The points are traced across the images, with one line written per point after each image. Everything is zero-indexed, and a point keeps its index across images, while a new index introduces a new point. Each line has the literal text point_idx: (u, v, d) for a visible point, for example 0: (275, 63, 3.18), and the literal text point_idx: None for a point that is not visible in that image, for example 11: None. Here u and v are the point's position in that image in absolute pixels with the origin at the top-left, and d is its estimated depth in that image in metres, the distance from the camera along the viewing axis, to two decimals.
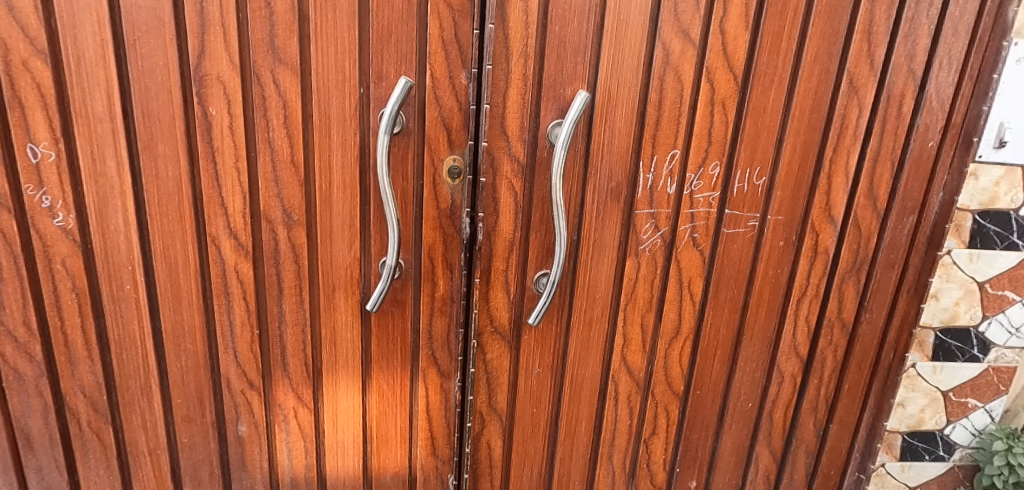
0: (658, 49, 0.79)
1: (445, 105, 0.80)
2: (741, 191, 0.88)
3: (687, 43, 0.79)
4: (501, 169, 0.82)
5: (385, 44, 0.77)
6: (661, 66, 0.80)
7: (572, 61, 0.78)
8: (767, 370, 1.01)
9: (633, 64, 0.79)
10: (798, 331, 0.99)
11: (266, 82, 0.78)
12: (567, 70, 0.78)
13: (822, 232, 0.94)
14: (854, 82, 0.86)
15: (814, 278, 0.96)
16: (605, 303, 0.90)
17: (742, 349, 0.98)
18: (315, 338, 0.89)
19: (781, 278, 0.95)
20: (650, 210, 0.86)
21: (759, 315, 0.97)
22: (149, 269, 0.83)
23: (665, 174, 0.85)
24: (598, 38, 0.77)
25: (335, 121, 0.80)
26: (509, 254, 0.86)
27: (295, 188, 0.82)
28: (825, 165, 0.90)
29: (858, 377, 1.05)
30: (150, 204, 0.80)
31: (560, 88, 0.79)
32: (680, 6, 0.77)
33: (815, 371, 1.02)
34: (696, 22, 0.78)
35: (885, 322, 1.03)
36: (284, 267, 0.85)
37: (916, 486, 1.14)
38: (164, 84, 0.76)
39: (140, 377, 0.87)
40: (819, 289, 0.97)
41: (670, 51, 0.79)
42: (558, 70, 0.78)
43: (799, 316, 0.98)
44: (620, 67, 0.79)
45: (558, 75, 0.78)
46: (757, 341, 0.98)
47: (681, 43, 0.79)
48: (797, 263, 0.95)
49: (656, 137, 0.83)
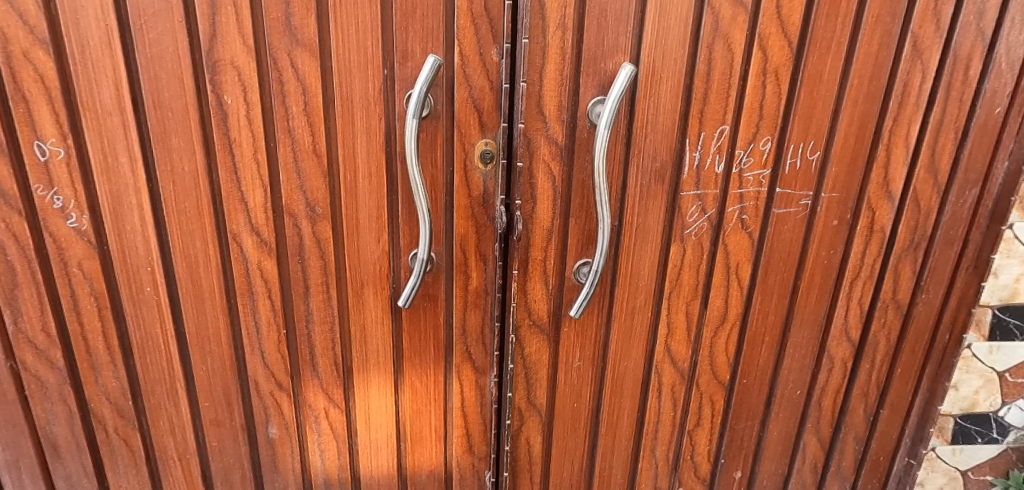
0: (707, 14, 0.72)
1: (475, 85, 0.74)
2: (794, 168, 0.82)
3: (738, 8, 0.72)
4: (538, 152, 0.76)
5: (409, 20, 0.71)
6: (709, 33, 0.73)
7: (614, 31, 0.71)
8: (817, 356, 0.95)
9: (680, 33, 0.72)
10: (850, 315, 0.93)
11: (284, 66, 0.72)
12: (608, 42, 0.72)
13: (878, 209, 0.87)
14: (919, 45, 0.79)
15: (870, 258, 0.90)
16: (648, 292, 0.84)
17: (791, 335, 0.92)
18: (344, 336, 0.85)
19: (834, 259, 0.89)
20: (696, 191, 0.80)
21: (809, 299, 0.90)
22: (169, 269, 0.79)
23: (712, 151, 0.78)
24: (641, 5, 0.71)
25: (358, 105, 0.74)
26: (547, 243, 0.81)
27: (319, 179, 0.77)
28: (884, 138, 0.83)
29: (912, 360, 0.99)
30: (166, 201, 0.76)
31: (601, 62, 0.73)
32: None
33: (867, 355, 0.97)
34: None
35: (942, 302, 0.97)
36: (309, 262, 0.81)
37: (967, 469, 1.10)
38: (175, 72, 0.71)
39: (165, 381, 0.84)
40: (874, 269, 0.91)
41: (719, 17, 0.72)
42: (598, 43, 0.72)
43: (853, 299, 0.92)
44: (665, 36, 0.72)
45: (598, 48, 0.72)
46: (806, 327, 0.92)
47: (731, 7, 0.72)
48: (851, 242, 0.88)
49: (703, 112, 0.76)
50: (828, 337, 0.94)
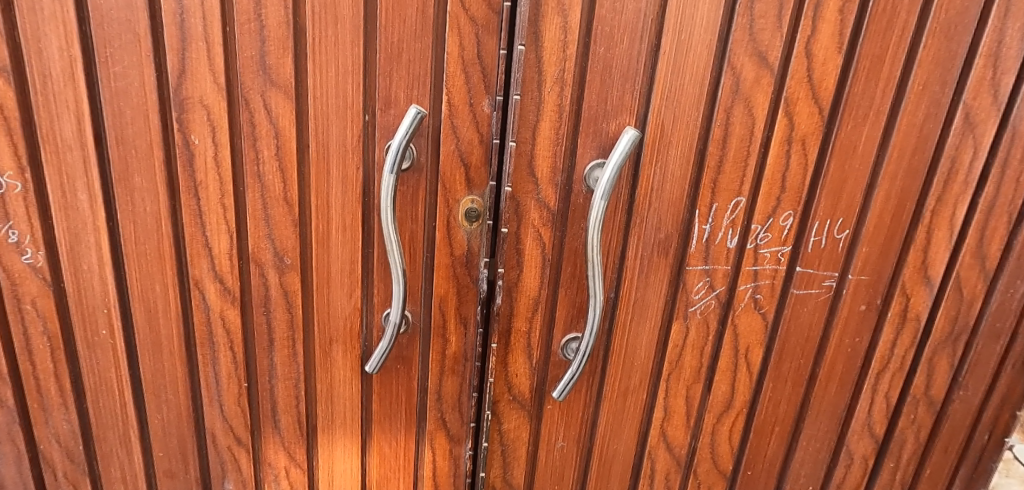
0: (726, 74, 0.63)
1: (463, 137, 0.68)
2: (818, 246, 0.72)
3: (763, 69, 0.63)
4: (527, 216, 0.68)
5: (394, 64, 0.65)
6: (728, 95, 0.64)
7: (619, 89, 0.63)
8: (833, 451, 0.85)
9: (694, 94, 0.64)
10: (874, 409, 0.82)
11: (256, 108, 0.66)
12: (613, 100, 0.64)
13: (913, 295, 0.76)
14: (972, 117, 0.67)
15: (900, 349, 0.79)
16: (644, 372, 0.76)
17: (805, 427, 0.82)
18: (309, 393, 0.79)
19: (860, 348, 0.78)
20: (704, 266, 0.71)
21: (829, 389, 0.80)
22: (127, 312, 0.74)
23: (725, 224, 0.70)
24: (652, 61, 0.63)
25: (334, 153, 0.68)
26: (534, 313, 0.73)
27: (289, 228, 0.71)
28: (925, 219, 0.72)
29: (944, 462, 0.88)
30: (126, 242, 0.71)
31: (603, 122, 0.65)
32: (758, 24, 0.61)
33: (892, 454, 0.86)
34: (777, 43, 0.62)
35: (982, 401, 0.84)
36: (275, 315, 0.74)
37: None
38: (141, 108, 0.66)
39: (118, 427, 0.79)
40: (905, 361, 0.79)
41: (741, 78, 0.63)
42: (601, 101, 0.64)
43: (878, 392, 0.81)
44: (678, 98, 0.64)
45: (601, 106, 0.64)
46: (823, 419, 0.82)
47: (755, 69, 0.63)
48: (880, 332, 0.78)
49: (717, 182, 0.67)
50: (847, 431, 0.84)
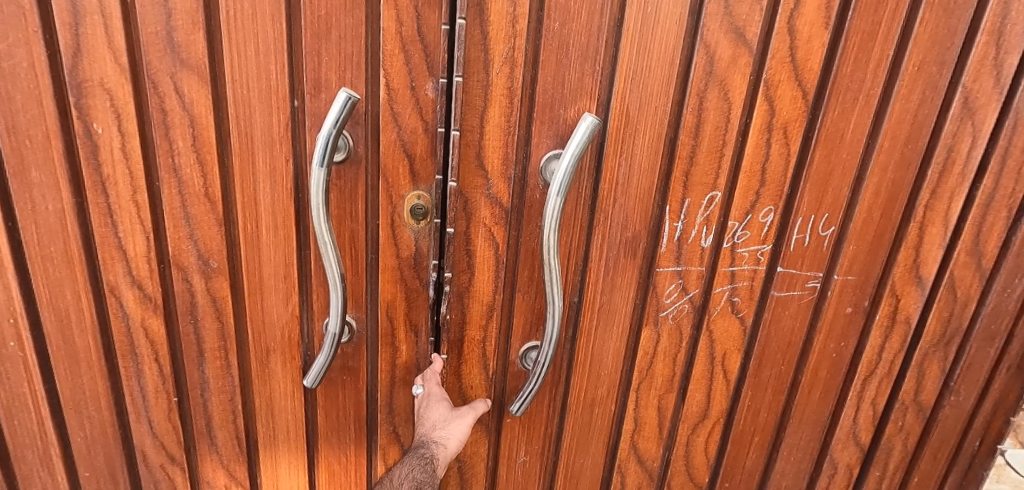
0: (699, 53, 0.56)
1: (405, 125, 0.60)
2: (801, 245, 0.65)
3: (740, 47, 0.56)
4: (477, 214, 0.62)
5: (323, 43, 0.57)
6: (701, 77, 0.57)
7: (578, 70, 0.56)
8: (816, 460, 0.80)
9: (662, 76, 0.56)
10: (860, 416, 0.76)
11: (166, 92, 0.58)
12: (570, 83, 0.56)
13: (904, 297, 0.69)
14: (971, 102, 0.60)
15: (889, 353, 0.73)
16: (612, 382, 0.70)
17: (786, 437, 0.76)
18: (248, 407, 0.72)
19: (845, 354, 0.72)
20: (676, 268, 0.64)
21: (812, 397, 0.74)
22: (36, 322, 0.66)
23: (699, 222, 0.63)
24: (614, 39, 0.55)
25: (259, 144, 0.60)
26: (487, 321, 0.68)
27: (213, 229, 0.63)
28: (916, 214, 0.65)
29: (932, 469, 0.82)
30: (28, 245, 0.63)
31: (559, 108, 0.58)
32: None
33: (877, 463, 0.80)
34: (757, 18, 0.55)
35: (974, 406, 0.79)
36: (203, 323, 0.67)
37: None
38: (32, 92, 0.57)
39: (37, 446, 0.72)
40: (893, 367, 0.74)
41: (715, 57, 0.56)
42: (556, 84, 0.56)
43: (864, 399, 0.75)
44: (644, 80, 0.56)
45: (557, 90, 0.57)
46: (806, 428, 0.76)
47: (731, 47, 0.56)
48: (866, 336, 0.72)
49: (689, 175, 0.60)
50: (829, 440, 0.78)
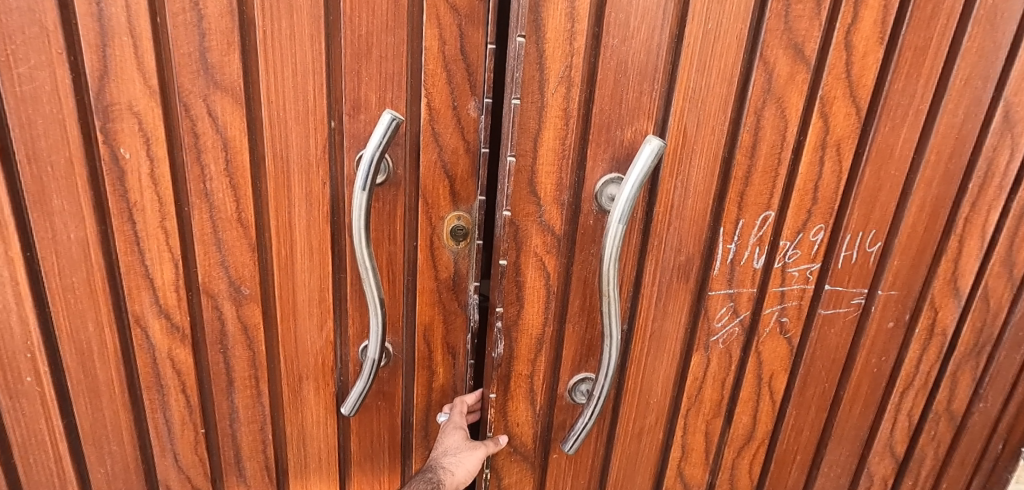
0: (758, 68, 0.55)
1: (446, 145, 0.59)
2: (848, 262, 0.65)
3: (798, 63, 0.55)
4: (529, 243, 0.59)
5: (363, 62, 0.55)
6: (759, 95, 0.56)
7: (635, 89, 0.55)
8: (854, 474, 0.80)
9: (720, 94, 0.56)
10: (896, 428, 0.77)
11: (198, 114, 0.56)
12: (627, 102, 0.55)
13: (941, 309, 0.70)
14: (1011, 116, 0.61)
15: (926, 365, 0.73)
16: (660, 410, 0.69)
17: (827, 452, 0.76)
18: (278, 436, 0.70)
19: (885, 367, 0.72)
20: (728, 291, 0.64)
21: (853, 411, 0.74)
22: (55, 356, 0.63)
23: (751, 242, 0.62)
24: (673, 57, 0.54)
25: (296, 166, 0.58)
26: (536, 355, 0.65)
27: (245, 254, 0.61)
28: (956, 227, 0.66)
29: (960, 475, 0.83)
30: (48, 276, 0.60)
31: (616, 129, 0.56)
32: (795, 11, 0.53)
33: (910, 472, 0.81)
34: (815, 33, 0.54)
35: (1000, 412, 0.79)
36: (234, 352, 0.65)
37: None
38: (55, 117, 0.54)
39: (55, 483, 0.69)
40: (929, 378, 0.74)
41: (774, 74, 0.55)
42: (613, 103, 0.55)
43: (901, 411, 0.76)
44: (702, 99, 0.55)
45: (614, 110, 0.55)
46: (845, 443, 0.77)
47: (790, 63, 0.55)
48: (905, 347, 0.72)
49: (744, 196, 0.60)
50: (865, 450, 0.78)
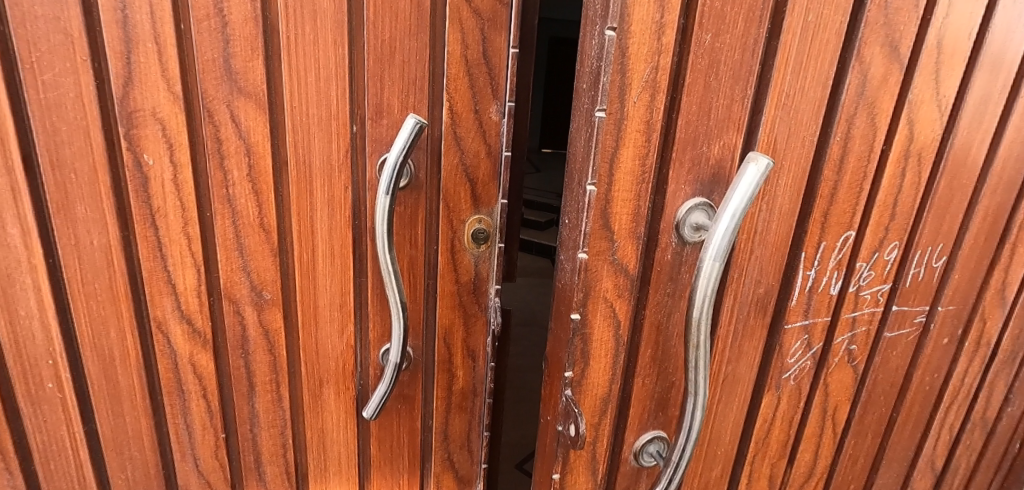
0: (854, 70, 0.51)
1: (468, 149, 0.59)
2: (916, 279, 0.66)
3: (891, 64, 0.53)
4: (599, 289, 0.52)
5: (386, 66, 0.56)
6: (852, 99, 0.53)
7: (726, 95, 0.48)
8: None
9: (815, 98, 0.51)
10: (939, 442, 0.78)
11: (221, 120, 0.56)
12: (717, 111, 0.49)
13: (989, 320, 0.72)
14: None
15: (970, 377, 0.75)
16: (726, 458, 0.67)
17: (879, 475, 0.77)
18: (298, 440, 0.70)
19: (935, 384, 0.73)
20: (803, 321, 0.62)
21: (904, 431, 0.75)
22: (77, 363, 0.63)
23: (830, 267, 0.60)
24: (769, 56, 0.48)
25: (318, 172, 0.58)
26: (600, 418, 0.58)
27: (267, 259, 0.61)
28: (1009, 236, 0.68)
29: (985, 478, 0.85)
30: (72, 282, 0.59)
31: (703, 143, 0.50)
32: (894, 4, 0.50)
33: (947, 482, 0.82)
34: (910, 28, 0.52)
35: (1014, 411, 0.81)
36: (255, 357, 0.65)
37: None
38: (80, 124, 0.54)
39: None
40: (972, 389, 0.76)
41: (868, 76, 0.52)
42: (700, 112, 0.48)
43: (944, 426, 0.77)
44: (797, 103, 0.51)
45: (701, 122, 0.49)
46: (894, 465, 0.78)
47: (885, 63, 0.52)
48: (956, 361, 0.73)
49: (827, 218, 0.58)
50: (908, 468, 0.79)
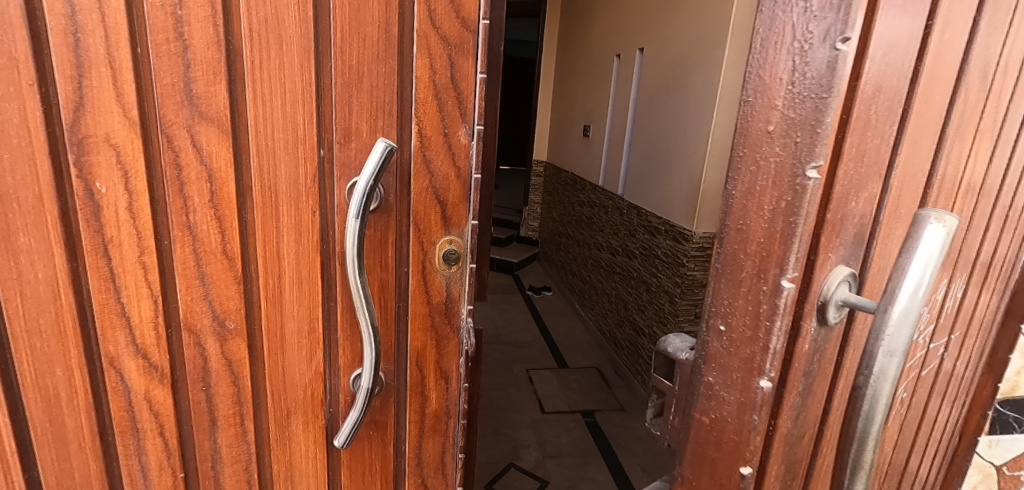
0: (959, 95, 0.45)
1: (438, 172, 0.60)
2: (956, 311, 0.65)
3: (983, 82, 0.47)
4: (750, 407, 0.42)
5: (354, 90, 0.56)
6: (954, 128, 0.46)
7: (877, 133, 0.39)
8: None
9: (930, 132, 0.43)
10: (933, 458, 0.83)
11: (181, 146, 0.54)
12: (870, 155, 0.39)
13: (975, 336, 0.76)
14: None
15: (958, 389, 0.80)
16: None
17: None
18: (264, 475, 0.67)
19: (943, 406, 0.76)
20: (901, 390, 0.56)
21: (922, 459, 0.78)
22: (17, 407, 0.58)
23: (924, 323, 0.55)
24: (912, 82, 0.40)
25: (284, 196, 0.57)
26: None
27: (230, 287, 0.59)
28: (1000, 253, 0.69)
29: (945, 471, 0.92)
30: (13, 319, 0.55)
31: (853, 195, 0.39)
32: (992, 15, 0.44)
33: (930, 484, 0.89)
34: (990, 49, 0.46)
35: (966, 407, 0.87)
36: (217, 389, 0.62)
37: None
38: (24, 151, 0.51)
39: None
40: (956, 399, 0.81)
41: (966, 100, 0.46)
42: (858, 161, 0.38)
43: (939, 442, 0.81)
44: (921, 141, 0.43)
45: (860, 168, 0.39)
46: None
47: (979, 79, 0.46)
48: (956, 379, 0.77)
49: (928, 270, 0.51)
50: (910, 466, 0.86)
